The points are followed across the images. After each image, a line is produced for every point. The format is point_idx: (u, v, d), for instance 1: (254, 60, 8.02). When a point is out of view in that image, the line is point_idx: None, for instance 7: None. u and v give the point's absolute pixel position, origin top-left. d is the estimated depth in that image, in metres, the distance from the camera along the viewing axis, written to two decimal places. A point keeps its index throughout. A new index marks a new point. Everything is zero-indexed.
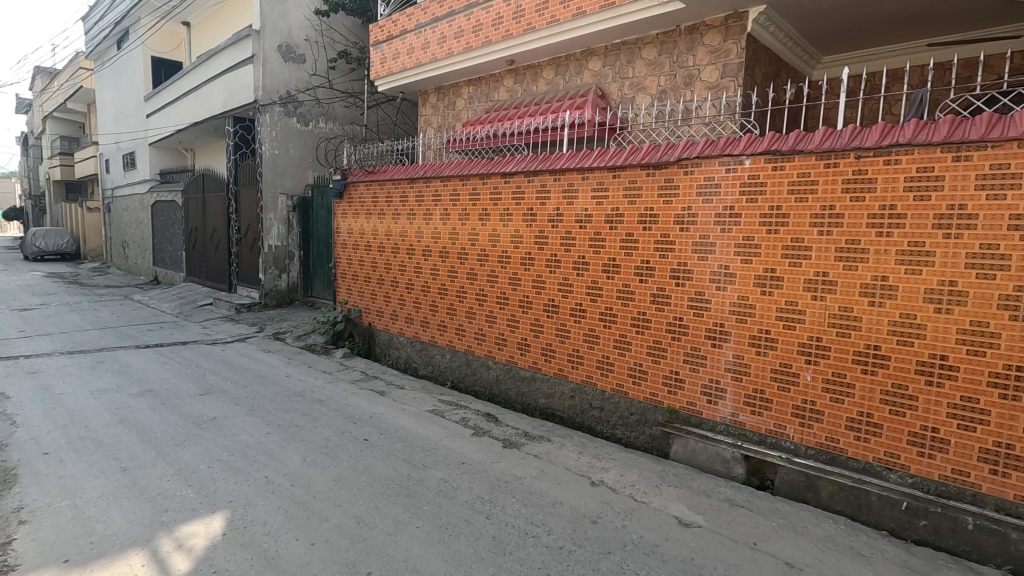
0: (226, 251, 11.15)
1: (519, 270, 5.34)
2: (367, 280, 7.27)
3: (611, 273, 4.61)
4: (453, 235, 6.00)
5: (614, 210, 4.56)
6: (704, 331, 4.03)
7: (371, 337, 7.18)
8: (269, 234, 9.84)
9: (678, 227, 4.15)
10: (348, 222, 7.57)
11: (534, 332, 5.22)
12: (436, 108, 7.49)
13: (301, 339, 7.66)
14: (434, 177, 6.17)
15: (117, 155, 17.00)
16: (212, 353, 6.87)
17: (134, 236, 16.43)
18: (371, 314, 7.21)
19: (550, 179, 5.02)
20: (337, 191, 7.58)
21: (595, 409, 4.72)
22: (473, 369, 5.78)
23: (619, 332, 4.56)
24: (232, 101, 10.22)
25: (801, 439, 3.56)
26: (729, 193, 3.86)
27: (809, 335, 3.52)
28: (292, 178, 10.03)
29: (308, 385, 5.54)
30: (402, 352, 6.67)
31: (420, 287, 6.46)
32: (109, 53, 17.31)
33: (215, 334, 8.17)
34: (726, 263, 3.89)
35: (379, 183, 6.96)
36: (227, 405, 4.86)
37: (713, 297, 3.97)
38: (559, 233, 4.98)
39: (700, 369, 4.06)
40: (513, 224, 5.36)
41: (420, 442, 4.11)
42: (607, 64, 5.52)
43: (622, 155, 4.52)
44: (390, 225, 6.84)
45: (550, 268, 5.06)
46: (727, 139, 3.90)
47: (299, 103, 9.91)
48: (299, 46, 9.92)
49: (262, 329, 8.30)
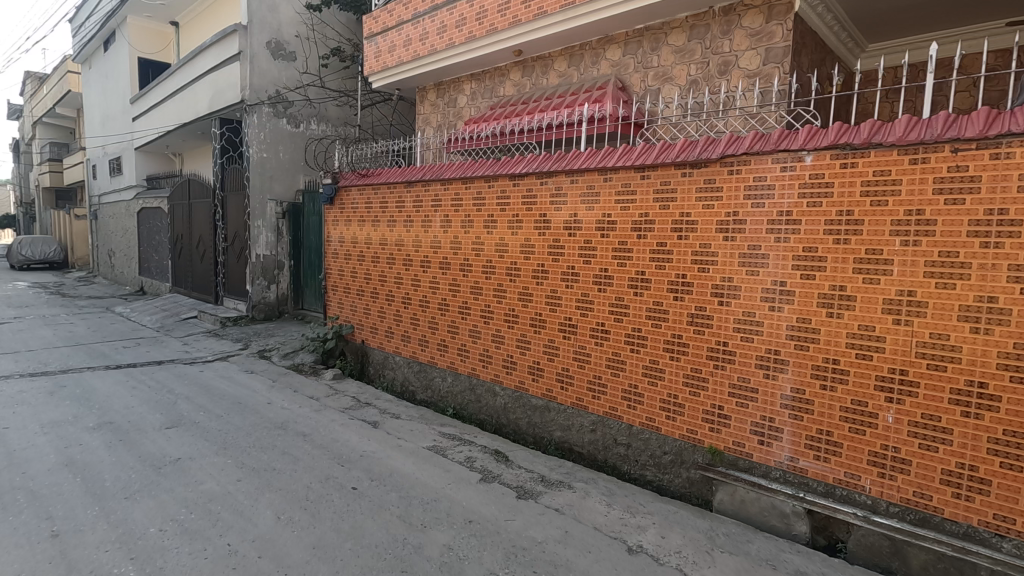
0: (212, 260, 10.52)
1: (530, 284, 4.72)
2: (360, 293, 6.65)
3: (638, 290, 4.00)
4: (454, 244, 5.39)
5: (642, 216, 3.94)
6: (755, 359, 3.42)
7: (365, 356, 6.55)
8: (258, 243, 9.23)
9: (721, 237, 3.53)
10: (339, 229, 6.94)
11: (547, 355, 4.61)
12: (435, 106, 6.88)
13: (288, 357, 7.03)
14: (434, 181, 5.57)
15: (104, 161, 16.38)
16: (188, 375, 6.23)
17: (121, 244, 15.79)
18: (365, 331, 6.58)
19: (566, 181, 4.42)
20: (327, 196, 6.96)
21: (620, 446, 4.10)
22: (478, 396, 5.15)
23: (649, 359, 3.95)
24: (218, 102, 9.61)
25: (880, 493, 2.95)
26: (785, 195, 3.24)
27: (891, 368, 2.90)
28: (282, 183, 9.43)
29: (291, 415, 4.91)
30: (398, 373, 6.05)
31: (417, 302, 5.84)
32: (96, 55, 16.69)
33: (196, 352, 7.53)
34: (783, 279, 3.27)
35: (373, 187, 6.37)
36: (195, 442, 4.22)
37: (765, 319, 3.36)
38: (576, 243, 4.37)
39: (748, 404, 3.45)
40: (523, 233, 4.74)
41: (418, 491, 3.47)
42: (628, 53, 4.93)
43: (651, 153, 3.90)
44: (385, 233, 6.23)
45: (566, 283, 4.45)
46: (782, 131, 3.29)
47: (289, 103, 9.32)
48: (289, 43, 9.32)
49: (247, 346, 7.67)
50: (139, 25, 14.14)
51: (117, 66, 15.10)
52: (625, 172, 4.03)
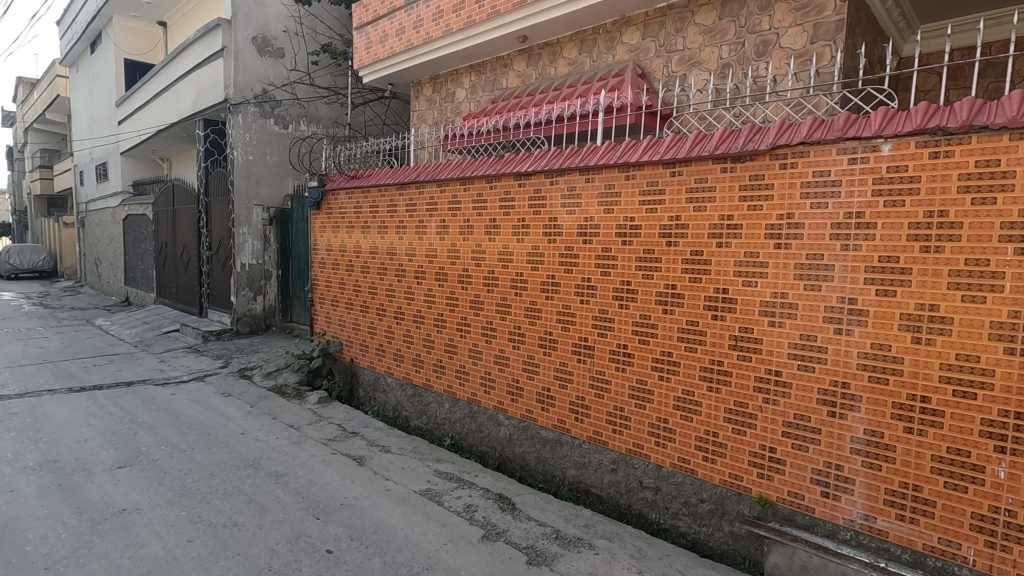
0: (197, 269, 9.92)
1: (538, 299, 4.13)
2: (349, 307, 6.05)
3: (666, 307, 3.39)
4: (452, 254, 4.80)
5: (671, 220, 3.34)
6: (816, 392, 2.81)
7: (354, 377, 5.95)
8: (242, 251, 8.64)
9: (771, 245, 2.94)
10: (326, 237, 6.35)
11: (559, 381, 4.01)
12: (432, 102, 6.31)
13: (270, 377, 6.41)
14: (430, 182, 4.98)
15: (91, 167, 15.83)
16: (157, 399, 5.60)
17: (107, 253, 15.19)
18: (354, 349, 5.98)
19: (581, 179, 3.82)
20: (313, 201, 6.37)
21: (647, 490, 3.49)
22: (479, 425, 4.55)
23: (681, 389, 3.34)
24: (202, 101, 9.06)
25: (989, 568, 2.32)
26: (855, 193, 2.66)
27: (1002, 410, 2.29)
28: (269, 188, 8.85)
29: (266, 450, 4.30)
30: (390, 397, 5.46)
31: (411, 317, 5.26)
32: (83, 58, 16.16)
33: (172, 371, 6.91)
34: (852, 295, 2.68)
35: (362, 190, 5.79)
36: (147, 488, 3.60)
37: (830, 344, 2.76)
38: (592, 251, 3.77)
39: (808, 447, 2.84)
40: (531, 240, 4.15)
41: (408, 555, 2.86)
42: (648, 36, 4.36)
43: (683, 144, 3.31)
44: (375, 240, 5.64)
45: (580, 299, 3.86)
46: (849, 116, 2.71)
47: (277, 103, 8.76)
48: (277, 39, 8.76)
49: (228, 364, 7.05)
50: (125, 26, 13.58)
51: (102, 69, 14.54)
52: (652, 168, 3.43)
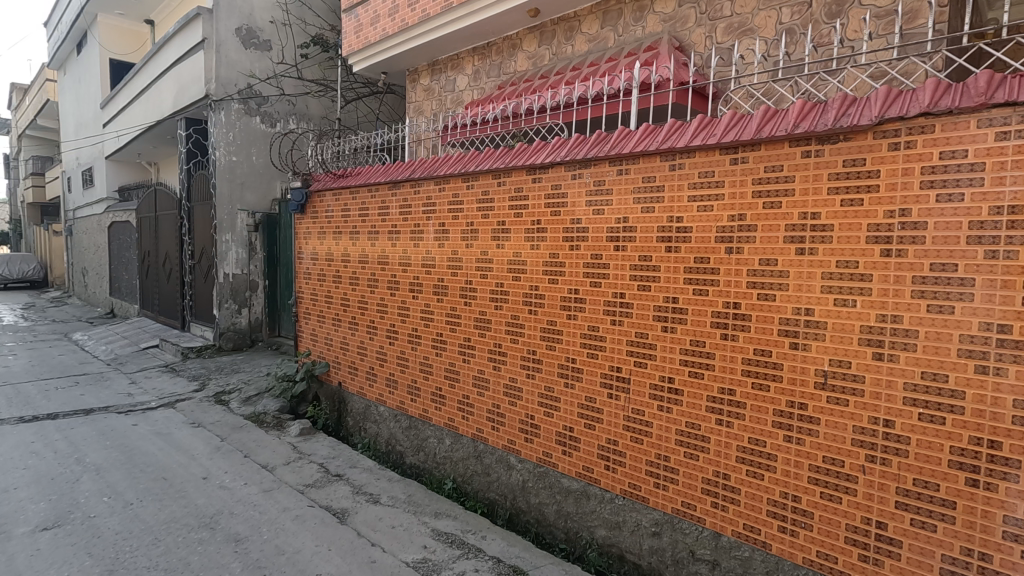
0: (179, 280, 9.22)
1: (559, 320, 3.42)
2: (336, 323, 5.34)
3: (726, 332, 2.67)
4: (454, 264, 4.10)
5: (732, 221, 2.62)
6: (946, 452, 2.07)
7: (342, 403, 5.26)
8: (225, 260, 7.95)
9: (875, 252, 2.22)
10: (312, 244, 5.64)
11: (584, 420, 3.29)
12: (430, 92, 5.60)
13: (249, 402, 5.68)
14: (427, 180, 4.28)
15: (78, 173, 15.19)
16: (115, 431, 4.87)
17: (93, 262, 14.52)
18: (343, 371, 5.27)
19: (612, 171, 3.10)
20: (297, 204, 5.67)
21: (701, 564, 2.75)
22: (487, 468, 3.85)
23: (747, 437, 2.61)
24: (183, 98, 8.38)
25: None
26: (1009, 181, 1.93)
27: None
28: (254, 192, 8.16)
29: (230, 501, 3.57)
30: (383, 428, 4.76)
31: (407, 337, 4.55)
32: (71, 61, 15.57)
33: (141, 395, 6.18)
34: (1004, 322, 1.95)
35: (351, 191, 5.11)
36: (71, 561, 2.86)
37: (968, 388, 2.02)
38: (625, 260, 3.06)
39: (934, 527, 2.10)
40: (549, 247, 3.45)
41: None
42: (686, 2, 3.66)
43: (748, 124, 2.59)
44: (365, 247, 4.93)
45: (611, 320, 3.15)
46: (993, 76, 1.98)
47: (263, 100, 8.09)
48: (263, 30, 8.07)
49: (204, 386, 6.33)
50: (111, 24, 12.95)
51: (88, 70, 13.92)
52: (706, 155, 2.71)
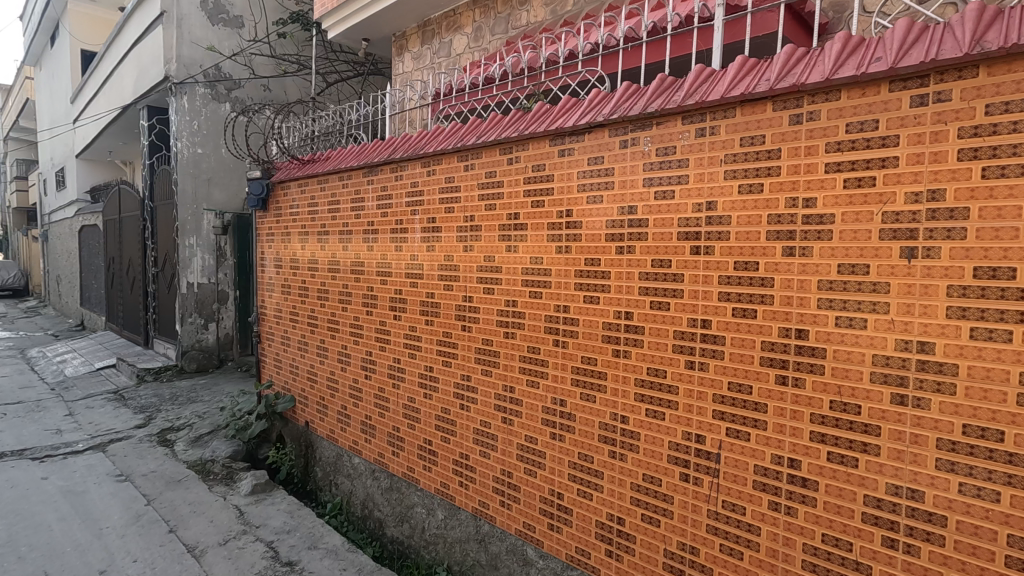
0: (142, 290, 8.14)
1: (601, 358, 2.34)
2: (303, 347, 4.27)
3: (904, 394, 1.58)
4: (448, 275, 3.03)
5: (915, 203, 1.54)
6: None
7: (310, 449, 4.19)
8: (189, 268, 6.89)
9: None
10: (275, 247, 4.58)
11: (641, 511, 2.21)
12: (420, 60, 4.54)
13: (198, 444, 4.60)
14: (412, 162, 3.22)
15: (52, 174, 14.17)
16: (14, 491, 3.78)
17: (68, 270, 13.46)
18: (311, 408, 4.20)
19: (688, 131, 2.02)
20: (257, 198, 4.63)
21: None
22: (494, 559, 2.78)
23: None
24: (143, 83, 7.33)
25: None
26: None
27: None
28: (224, 189, 7.11)
29: None
30: (358, 486, 3.71)
31: (389, 370, 3.47)
32: (45, 55, 14.57)
33: (72, 432, 5.10)
34: None
35: (319, 180, 4.05)
36: None
37: None
38: (710, 270, 1.97)
39: None
40: (584, 250, 2.38)
41: None
42: None
43: (947, 36, 1.51)
44: (336, 250, 3.87)
45: (686, 362, 2.06)
46: None
47: (234, 85, 7.06)
48: (232, 3, 7.00)
49: (149, 420, 5.24)
50: (82, 12, 11.97)
51: (60, 63, 12.92)
52: (862, 94, 1.63)
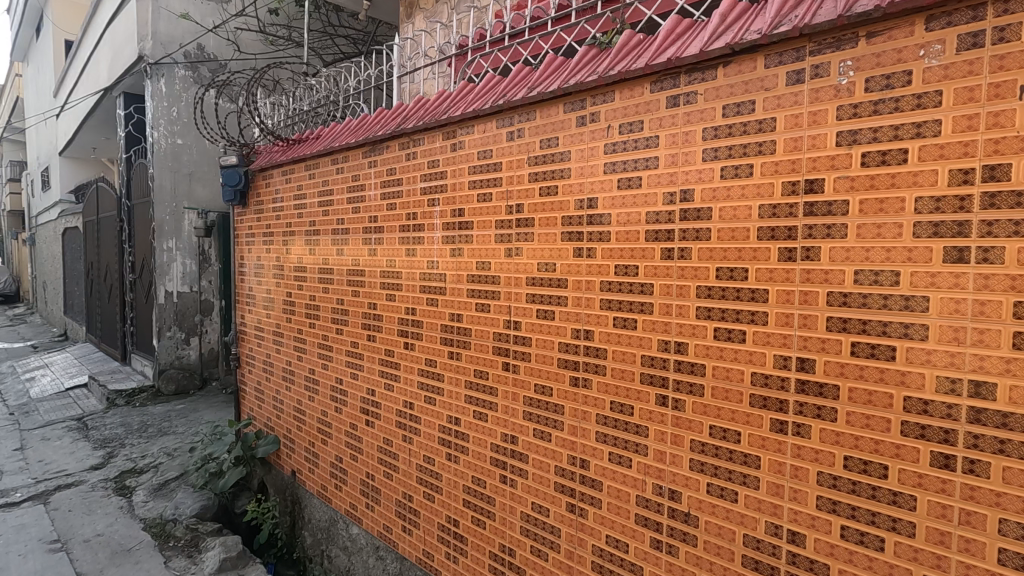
0: (120, 299, 7.28)
1: (746, 434, 1.41)
2: (288, 376, 3.39)
3: None
4: (481, 288, 2.13)
5: None
6: None
7: (297, 506, 3.32)
8: (168, 275, 6.03)
9: None
10: (256, 251, 3.70)
11: None
12: (434, 19, 3.66)
13: (160, 494, 3.72)
14: (430, 132, 2.34)
15: (38, 175, 13.38)
16: None
17: (52, 277, 12.61)
18: (298, 454, 3.31)
19: (943, 42, 1.11)
20: (233, 190, 3.74)
21: None
22: None
23: None
24: (117, 65, 6.49)
25: None
26: None
27: None
28: (207, 185, 6.25)
29: None
30: (358, 565, 2.82)
31: (397, 416, 2.57)
32: (31, 48, 13.77)
33: (15, 474, 4.22)
34: None
35: (306, 165, 3.17)
36: None
37: None
38: (991, 295, 1.07)
39: None
40: (712, 254, 1.45)
41: None
42: None
43: None
44: (329, 254, 2.99)
45: (934, 457, 1.13)
46: None
47: (219, 66, 6.23)
48: None
49: (108, 460, 4.36)
50: None
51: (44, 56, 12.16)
52: None
